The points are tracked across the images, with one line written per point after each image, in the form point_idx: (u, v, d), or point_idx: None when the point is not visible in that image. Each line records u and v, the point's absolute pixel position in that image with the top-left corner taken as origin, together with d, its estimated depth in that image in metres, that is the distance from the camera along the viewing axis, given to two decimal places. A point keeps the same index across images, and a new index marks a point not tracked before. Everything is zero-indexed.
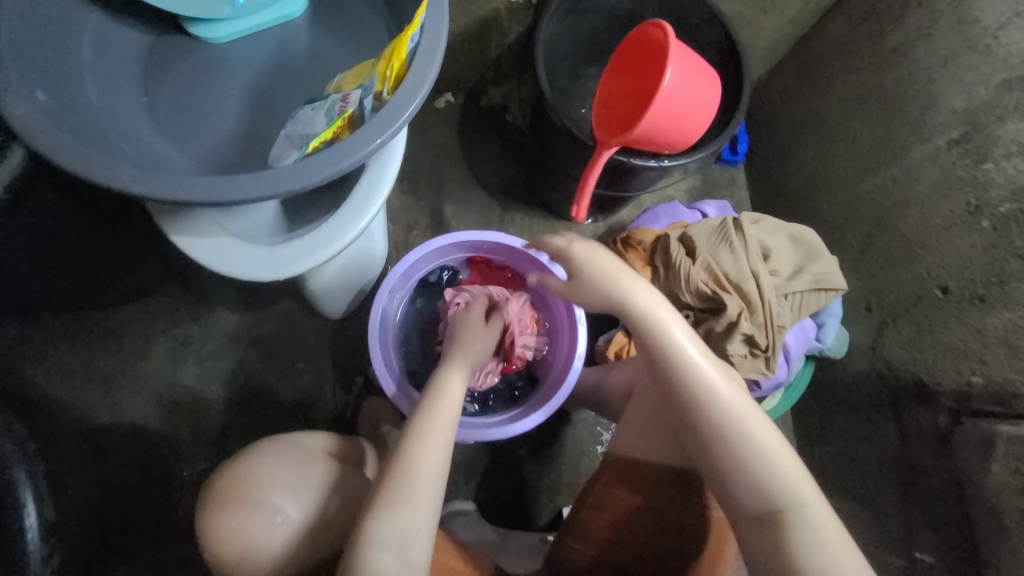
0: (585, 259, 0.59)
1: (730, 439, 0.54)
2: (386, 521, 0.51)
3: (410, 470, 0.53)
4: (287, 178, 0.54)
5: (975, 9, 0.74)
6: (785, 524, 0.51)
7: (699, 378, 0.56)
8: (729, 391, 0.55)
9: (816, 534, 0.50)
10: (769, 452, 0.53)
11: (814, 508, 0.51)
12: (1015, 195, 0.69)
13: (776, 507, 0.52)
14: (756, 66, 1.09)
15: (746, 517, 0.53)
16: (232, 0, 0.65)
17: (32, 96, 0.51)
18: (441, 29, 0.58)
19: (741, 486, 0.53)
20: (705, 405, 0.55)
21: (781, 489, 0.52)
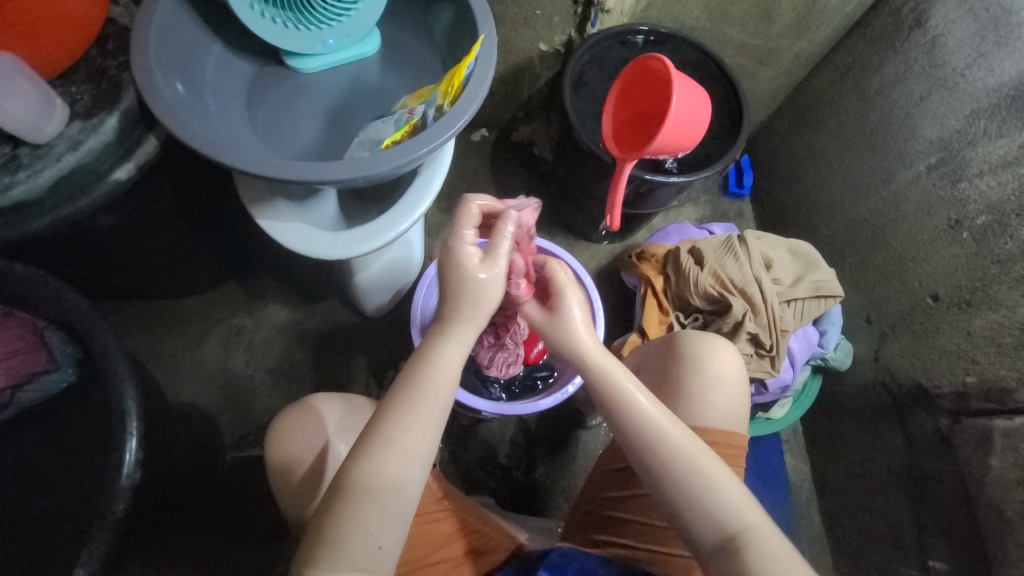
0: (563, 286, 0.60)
1: (680, 477, 0.54)
2: (359, 536, 0.49)
3: (384, 479, 0.50)
4: (364, 164, 0.66)
5: (943, 54, 0.86)
6: (742, 553, 0.52)
7: (651, 420, 0.56)
8: (677, 432, 0.56)
9: (770, 562, 0.52)
10: (717, 488, 0.54)
11: (762, 531, 0.53)
12: (989, 208, 0.78)
13: (731, 536, 0.53)
14: (758, 111, 1.23)
15: (706, 549, 0.54)
16: (324, 40, 0.81)
17: (172, 87, 0.67)
18: (492, 59, 0.72)
19: (696, 517, 0.54)
20: (660, 444, 0.55)
21: (731, 516, 0.53)
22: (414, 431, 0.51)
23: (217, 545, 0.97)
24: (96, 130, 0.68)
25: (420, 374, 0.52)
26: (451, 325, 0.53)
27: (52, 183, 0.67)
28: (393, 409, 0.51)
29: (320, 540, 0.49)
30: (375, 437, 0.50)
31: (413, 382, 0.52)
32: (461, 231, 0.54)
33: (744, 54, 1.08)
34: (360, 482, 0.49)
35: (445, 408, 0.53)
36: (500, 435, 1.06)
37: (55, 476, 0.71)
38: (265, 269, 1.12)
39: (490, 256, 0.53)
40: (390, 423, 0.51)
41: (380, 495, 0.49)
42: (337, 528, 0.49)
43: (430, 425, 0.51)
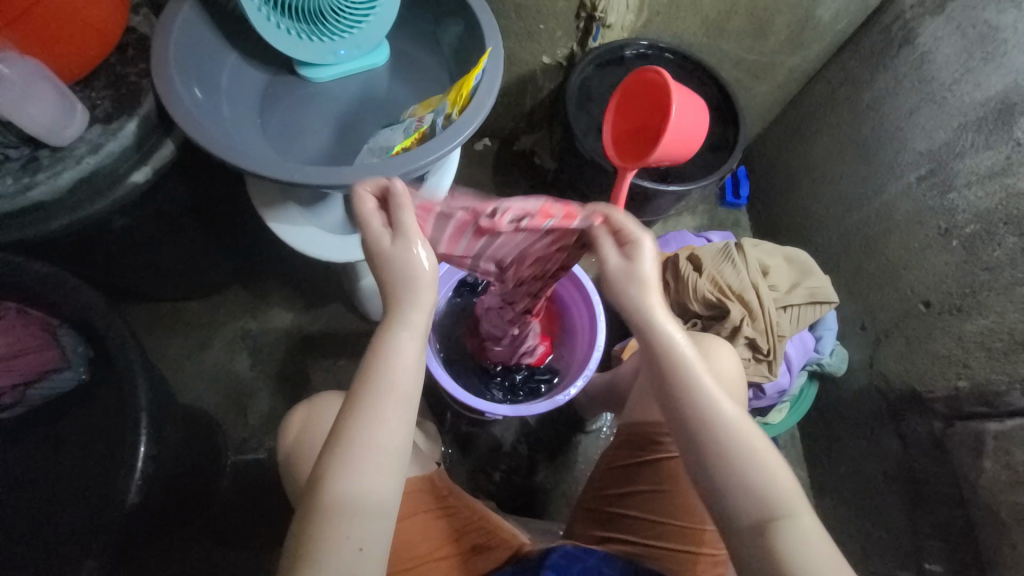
0: (632, 231, 0.54)
1: (724, 450, 0.51)
2: (337, 541, 0.47)
3: (354, 481, 0.49)
4: (374, 170, 0.69)
5: (931, 70, 0.89)
6: (776, 535, 0.48)
7: (703, 390, 0.53)
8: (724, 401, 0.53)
9: (808, 548, 0.48)
10: (763, 464, 0.50)
11: (806, 520, 0.49)
12: (977, 217, 0.81)
13: (770, 516, 0.49)
14: (754, 123, 1.26)
15: (740, 529, 0.50)
16: (335, 51, 0.84)
17: (190, 93, 0.70)
18: (499, 72, 0.75)
19: (737, 495, 0.50)
20: (709, 417, 0.52)
21: (776, 498, 0.49)
22: (382, 423, 0.50)
23: (219, 547, 0.97)
24: (115, 134, 0.71)
25: (376, 363, 0.51)
26: (395, 310, 0.52)
27: (72, 184, 0.70)
28: (353, 408, 0.50)
29: (298, 548, 0.48)
30: (340, 438, 0.50)
31: (372, 374, 0.51)
32: (367, 220, 0.53)
33: (740, 68, 1.12)
34: (333, 479, 0.48)
35: (409, 398, 0.52)
36: (502, 439, 1.07)
37: (64, 473, 0.72)
38: (271, 273, 1.13)
39: (399, 233, 0.52)
40: (354, 420, 0.50)
41: (353, 497, 0.48)
42: (316, 532, 0.47)
43: (395, 417, 0.51)
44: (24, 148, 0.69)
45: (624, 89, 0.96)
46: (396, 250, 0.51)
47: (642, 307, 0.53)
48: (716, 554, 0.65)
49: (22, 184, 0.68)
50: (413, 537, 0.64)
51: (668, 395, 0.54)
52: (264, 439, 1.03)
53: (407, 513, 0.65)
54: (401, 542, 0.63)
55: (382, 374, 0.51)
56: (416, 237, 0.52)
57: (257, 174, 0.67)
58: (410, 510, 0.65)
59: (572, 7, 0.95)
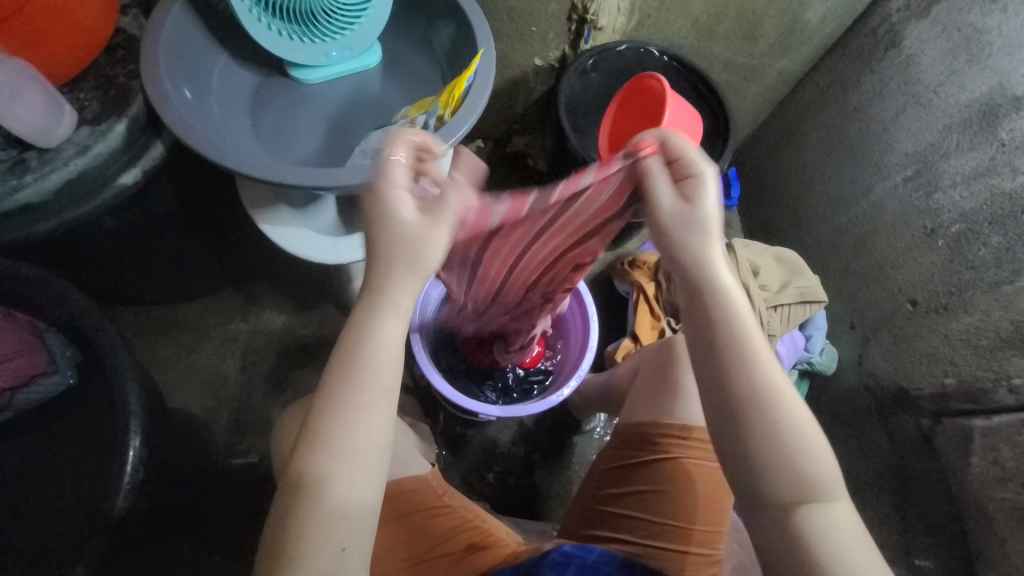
0: (695, 162, 0.49)
1: (771, 428, 0.48)
2: (318, 545, 0.47)
3: (333, 485, 0.47)
4: (366, 171, 0.68)
5: (917, 72, 0.91)
6: (806, 516, 0.48)
7: (759, 364, 0.49)
8: (780, 374, 0.49)
9: (836, 531, 0.48)
10: (808, 444, 0.49)
11: (838, 508, 0.49)
12: (962, 217, 0.82)
13: (805, 498, 0.48)
14: (744, 125, 1.27)
15: (772, 509, 0.49)
16: (327, 52, 0.84)
17: (181, 94, 0.70)
18: (491, 73, 0.75)
19: (776, 479, 0.48)
20: (761, 392, 0.49)
21: (814, 484, 0.48)
22: (358, 425, 0.48)
23: (211, 553, 0.96)
24: (104, 135, 0.70)
25: (353, 358, 0.48)
26: (382, 297, 0.48)
27: (60, 186, 0.69)
28: (327, 403, 0.48)
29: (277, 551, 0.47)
30: (311, 439, 0.48)
31: (352, 369, 0.48)
32: (389, 189, 0.47)
33: (729, 70, 1.13)
34: (312, 484, 0.47)
35: (387, 393, 0.49)
36: (496, 440, 1.07)
37: (54, 479, 0.71)
38: (262, 274, 1.13)
39: (431, 211, 0.48)
40: (329, 417, 0.48)
41: (329, 501, 0.47)
42: (295, 536, 0.47)
43: (375, 415, 0.48)
44: (12, 149, 0.68)
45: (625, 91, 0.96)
46: (435, 219, 0.47)
47: (708, 265, 0.49)
48: (711, 555, 0.66)
49: (9, 186, 0.67)
50: (409, 535, 0.66)
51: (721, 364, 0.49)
52: (256, 442, 1.03)
53: (403, 513, 0.66)
54: (395, 540, 0.65)
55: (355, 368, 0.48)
56: (450, 214, 0.48)
57: (237, 171, 0.66)
58: (406, 509, 0.66)
59: (564, 10, 0.96)
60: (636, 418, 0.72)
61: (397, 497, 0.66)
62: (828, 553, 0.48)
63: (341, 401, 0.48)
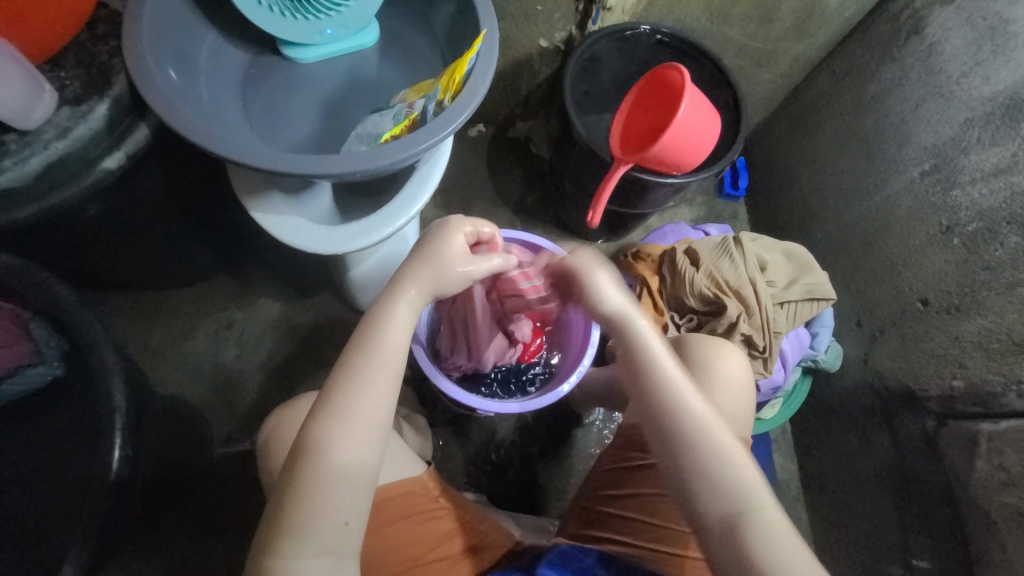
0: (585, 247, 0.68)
1: (686, 441, 0.57)
2: (320, 510, 0.50)
3: (338, 451, 0.51)
4: (361, 159, 0.64)
5: (939, 62, 0.87)
6: (744, 526, 0.53)
7: (671, 388, 0.60)
8: (694, 399, 0.59)
9: (775, 542, 0.52)
10: (726, 455, 0.56)
11: (769, 513, 0.53)
12: (980, 215, 0.79)
13: (739, 509, 0.54)
14: (755, 112, 1.23)
15: (711, 523, 0.54)
16: (322, 30, 0.79)
17: (165, 74, 0.65)
18: (494, 55, 0.71)
19: (704, 489, 0.55)
20: (676, 412, 0.58)
21: (739, 491, 0.54)
22: (364, 398, 0.54)
23: (205, 542, 0.95)
24: (86, 117, 0.67)
25: (368, 338, 0.56)
26: (401, 288, 0.59)
27: (41, 170, 0.66)
28: (341, 377, 0.54)
29: (279, 515, 0.50)
30: (323, 408, 0.53)
31: (366, 349, 0.56)
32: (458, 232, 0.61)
33: (742, 56, 1.09)
34: (320, 451, 0.51)
35: (394, 373, 0.56)
36: (493, 433, 1.06)
37: (42, 469, 0.70)
38: (257, 261, 1.10)
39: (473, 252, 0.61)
40: (341, 390, 0.54)
41: (332, 467, 0.51)
42: (299, 503, 0.50)
43: (381, 390, 0.54)
44: None
45: (640, 83, 0.94)
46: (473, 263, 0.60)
47: (616, 314, 0.64)
48: None
49: None
50: (402, 540, 0.63)
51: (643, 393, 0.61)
52: (249, 431, 1.01)
53: (396, 518, 0.63)
54: (388, 546, 0.63)
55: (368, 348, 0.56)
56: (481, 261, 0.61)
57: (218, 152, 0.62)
58: (399, 514, 0.63)
59: None
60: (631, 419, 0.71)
61: (390, 501, 0.63)
62: (770, 563, 0.51)
63: (353, 376, 0.54)
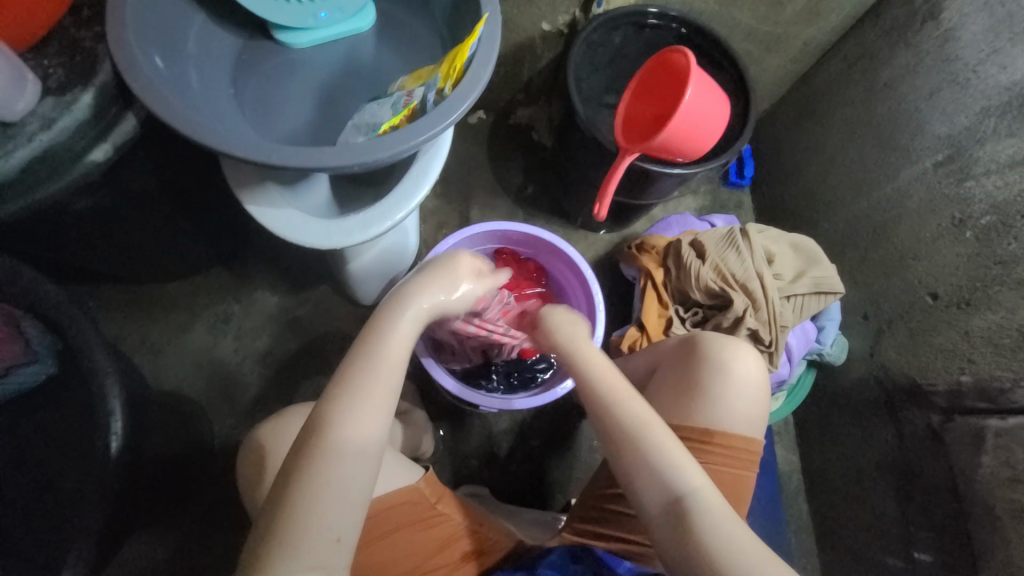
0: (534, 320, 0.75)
1: (623, 436, 0.58)
2: (326, 492, 0.50)
3: (350, 433, 0.52)
4: (359, 152, 0.62)
5: (956, 48, 0.84)
6: (689, 517, 0.53)
7: (608, 386, 0.61)
8: (633, 397, 0.60)
9: (714, 527, 0.53)
10: (665, 447, 0.57)
11: (708, 501, 0.54)
12: (994, 208, 0.78)
13: (677, 498, 0.54)
14: (763, 98, 1.20)
15: (653, 515, 0.55)
16: (316, 14, 0.76)
17: (151, 62, 0.62)
18: (496, 41, 0.68)
19: (648, 483, 0.56)
20: (614, 409, 0.60)
21: (680, 482, 0.55)
22: (369, 392, 0.54)
23: (208, 536, 0.95)
24: (70, 107, 0.64)
25: (375, 334, 0.56)
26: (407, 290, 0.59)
27: (25, 165, 0.63)
28: (358, 361, 0.55)
29: (284, 495, 0.50)
30: (338, 391, 0.54)
31: (373, 343, 0.56)
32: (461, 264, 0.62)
33: (752, 40, 1.05)
34: (328, 442, 0.51)
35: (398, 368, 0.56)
36: (496, 426, 1.06)
37: (40, 470, 0.69)
38: (253, 253, 1.07)
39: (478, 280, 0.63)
40: (348, 382, 0.54)
41: (343, 449, 0.51)
42: (298, 493, 0.49)
43: (384, 385, 0.55)
44: None
45: (645, 68, 0.90)
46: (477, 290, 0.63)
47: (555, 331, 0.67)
48: None
49: None
50: (402, 549, 0.63)
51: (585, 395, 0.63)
52: (249, 426, 1.00)
53: (393, 528, 0.63)
54: (389, 555, 0.63)
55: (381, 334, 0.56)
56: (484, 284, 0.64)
57: (212, 143, 0.59)
58: (397, 523, 0.63)
59: None
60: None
61: (387, 512, 0.63)
62: (711, 549, 0.52)
63: (358, 365, 0.55)
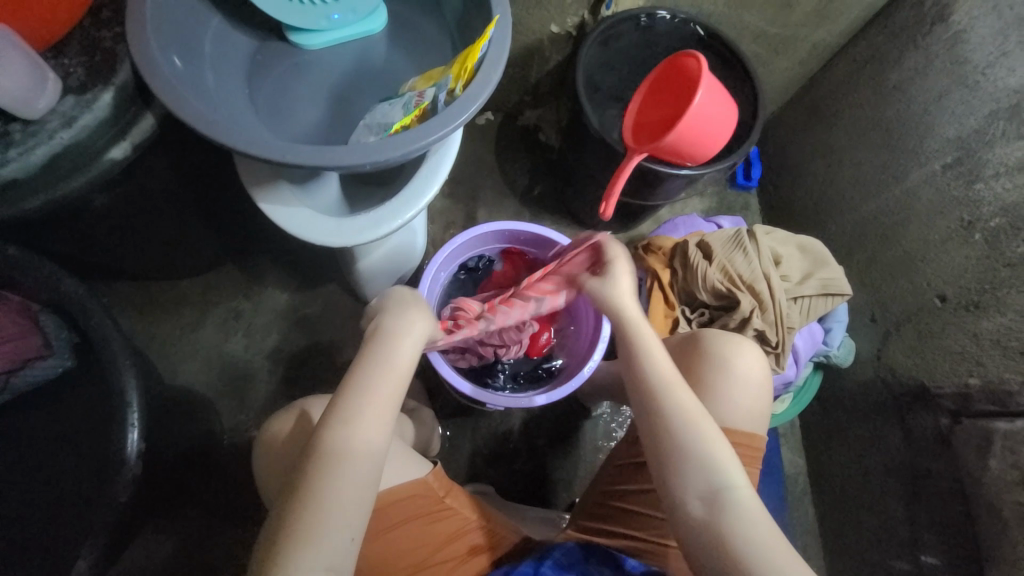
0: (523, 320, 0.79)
1: (668, 419, 0.58)
2: (336, 489, 0.52)
3: (355, 433, 0.54)
4: (372, 150, 0.63)
5: (966, 50, 0.84)
6: (724, 507, 0.54)
7: (657, 370, 0.62)
8: (681, 384, 0.61)
9: (747, 522, 0.53)
10: (708, 438, 0.57)
11: (745, 497, 0.55)
12: (1003, 210, 0.77)
13: (713, 488, 0.55)
14: (770, 101, 1.20)
15: (687, 502, 0.55)
16: (329, 15, 0.77)
17: (170, 61, 0.63)
18: (507, 42, 0.68)
19: (685, 470, 0.56)
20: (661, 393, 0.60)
21: (719, 474, 0.56)
22: (373, 396, 0.57)
23: (216, 530, 0.96)
24: (91, 106, 0.65)
25: (381, 343, 0.60)
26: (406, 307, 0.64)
27: (45, 161, 0.65)
28: (365, 368, 0.58)
29: (296, 491, 0.52)
30: (346, 395, 0.57)
31: (378, 350, 0.59)
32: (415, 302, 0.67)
33: (760, 42, 1.05)
34: (332, 445, 0.53)
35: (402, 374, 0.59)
36: (502, 425, 1.06)
37: (55, 460, 0.70)
38: (264, 250, 1.09)
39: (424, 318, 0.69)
40: (351, 387, 0.57)
41: (350, 449, 0.53)
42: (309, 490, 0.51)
43: (387, 389, 0.58)
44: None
45: (655, 72, 0.91)
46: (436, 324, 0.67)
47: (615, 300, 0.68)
48: None
49: None
50: (409, 542, 0.64)
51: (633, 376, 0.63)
52: (259, 421, 1.01)
53: (401, 521, 0.64)
54: (396, 547, 0.64)
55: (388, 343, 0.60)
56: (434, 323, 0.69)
57: (228, 142, 0.60)
58: (404, 516, 0.64)
59: None
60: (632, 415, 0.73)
61: (395, 505, 0.63)
62: (739, 542, 0.52)
63: (365, 370, 0.58)
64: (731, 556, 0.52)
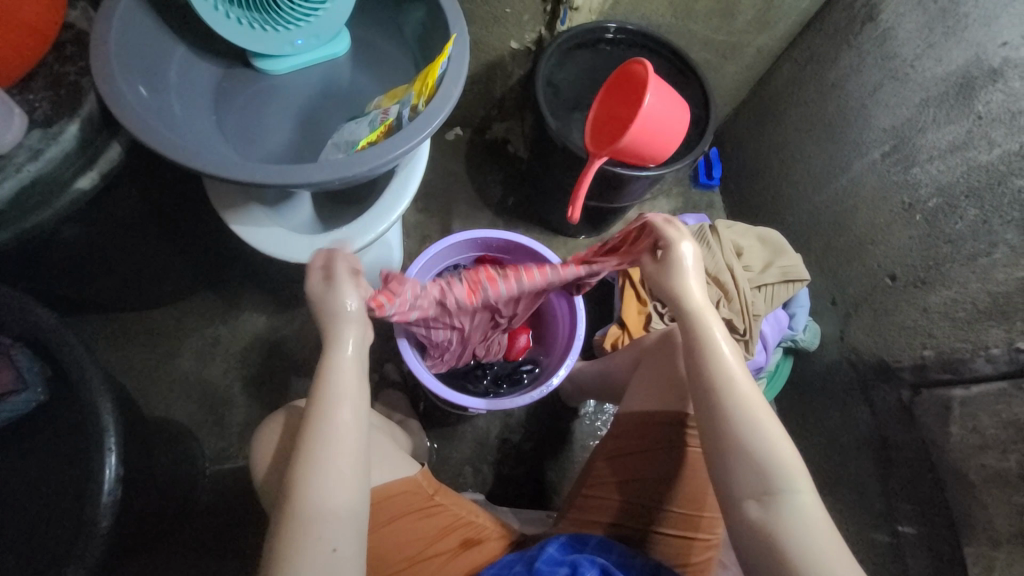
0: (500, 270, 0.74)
1: (727, 416, 0.56)
2: (313, 536, 0.51)
3: (313, 488, 0.53)
4: (340, 166, 0.65)
5: (894, 46, 0.90)
6: (779, 507, 0.52)
7: (720, 364, 0.58)
8: (746, 382, 0.58)
9: (805, 524, 0.51)
10: (770, 437, 0.54)
11: (805, 498, 0.52)
12: (940, 191, 0.83)
13: (771, 489, 0.53)
14: (724, 102, 1.26)
15: (743, 503, 0.54)
16: (293, 41, 0.80)
17: (135, 91, 0.65)
18: (465, 58, 0.72)
19: (739, 468, 0.54)
20: (722, 390, 0.57)
21: (777, 474, 0.53)
22: (330, 435, 0.55)
23: (203, 560, 0.94)
24: (57, 138, 0.66)
25: (325, 377, 0.57)
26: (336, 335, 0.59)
27: (13, 195, 0.65)
28: (314, 408, 0.56)
29: (278, 539, 0.52)
30: (301, 443, 0.55)
31: (326, 383, 0.57)
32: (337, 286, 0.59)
33: (709, 49, 1.12)
34: (298, 495, 0.52)
35: (353, 405, 0.57)
36: (488, 431, 1.07)
37: (32, 499, 0.69)
38: (239, 276, 1.09)
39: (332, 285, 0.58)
40: (308, 429, 0.55)
41: (311, 499, 0.52)
42: (289, 539, 0.51)
43: (337, 426, 0.56)
44: None
45: (608, 82, 0.95)
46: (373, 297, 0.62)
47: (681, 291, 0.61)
48: (710, 539, 0.68)
49: None
50: (400, 539, 0.64)
51: (691, 370, 0.60)
52: (242, 446, 1.00)
53: (392, 517, 0.64)
54: (389, 544, 0.64)
55: (332, 373, 0.57)
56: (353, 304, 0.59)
57: (196, 166, 0.61)
58: (396, 513, 0.65)
59: None
60: (640, 404, 0.72)
61: (385, 502, 0.64)
62: (794, 544, 0.50)
63: (315, 408, 0.56)
64: (784, 558, 0.50)
